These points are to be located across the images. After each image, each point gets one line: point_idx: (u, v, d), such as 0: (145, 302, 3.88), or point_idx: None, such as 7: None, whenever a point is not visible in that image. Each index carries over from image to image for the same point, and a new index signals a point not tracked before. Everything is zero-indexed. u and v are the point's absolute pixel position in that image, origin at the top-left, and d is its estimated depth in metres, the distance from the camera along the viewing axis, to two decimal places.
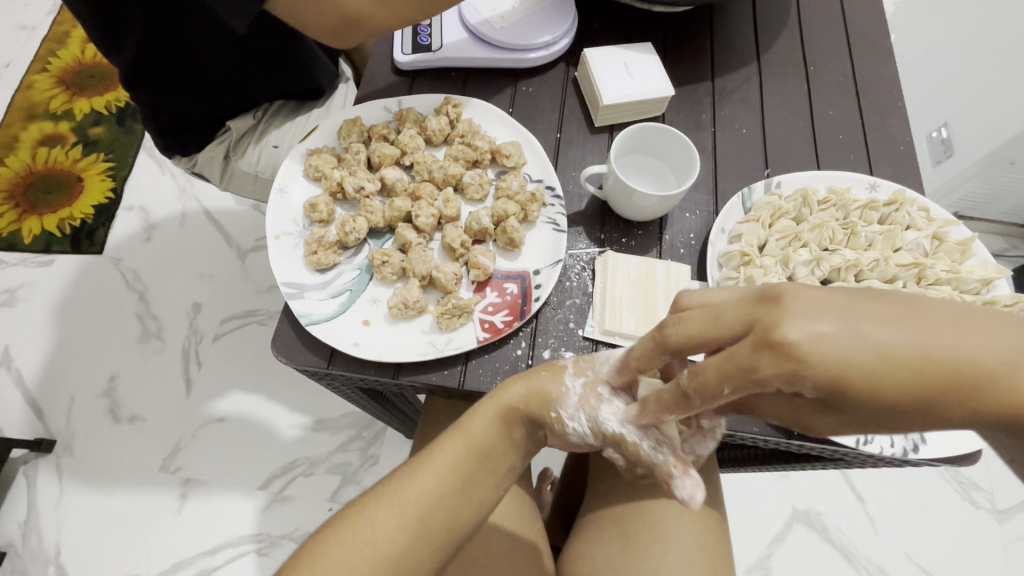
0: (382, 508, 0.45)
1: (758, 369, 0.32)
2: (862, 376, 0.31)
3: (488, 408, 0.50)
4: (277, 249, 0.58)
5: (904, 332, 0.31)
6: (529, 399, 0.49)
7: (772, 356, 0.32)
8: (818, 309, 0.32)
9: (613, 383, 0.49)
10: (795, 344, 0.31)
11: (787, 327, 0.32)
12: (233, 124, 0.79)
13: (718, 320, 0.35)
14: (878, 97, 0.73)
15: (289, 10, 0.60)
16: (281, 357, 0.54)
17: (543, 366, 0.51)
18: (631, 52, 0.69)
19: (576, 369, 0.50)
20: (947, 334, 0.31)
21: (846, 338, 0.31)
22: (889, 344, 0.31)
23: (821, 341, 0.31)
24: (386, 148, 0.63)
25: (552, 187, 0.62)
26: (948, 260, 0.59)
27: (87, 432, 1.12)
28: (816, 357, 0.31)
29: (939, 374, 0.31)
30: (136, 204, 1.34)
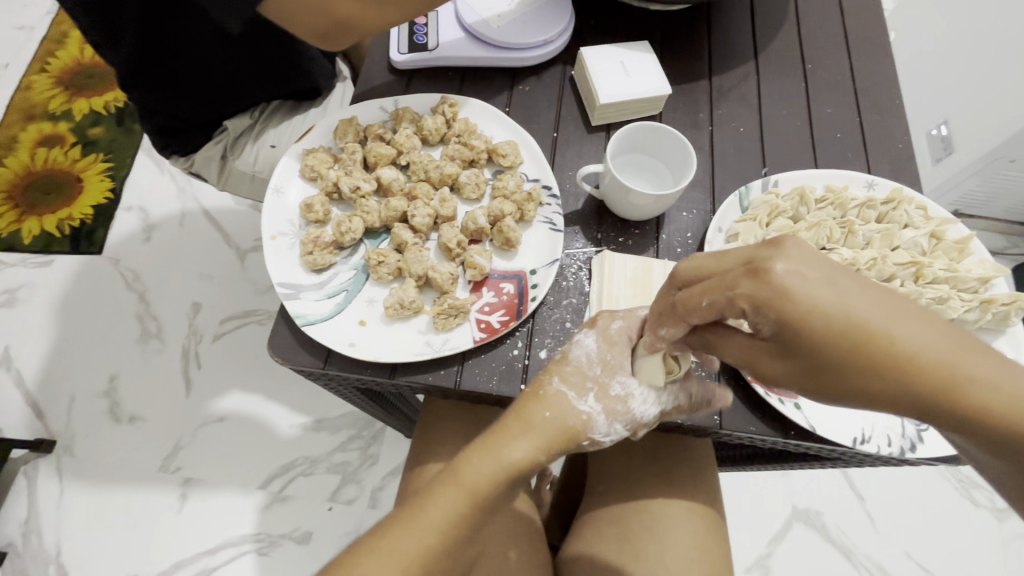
0: (383, 568, 0.43)
1: (738, 290, 0.35)
2: (822, 332, 0.34)
3: (500, 457, 0.47)
4: (273, 249, 0.58)
5: (869, 302, 0.35)
6: (546, 444, 0.48)
7: (752, 283, 0.35)
8: (809, 258, 0.35)
9: (617, 380, 0.50)
10: (778, 278, 0.34)
11: (774, 261, 0.35)
12: (229, 124, 0.79)
13: (722, 255, 0.38)
14: (877, 95, 0.73)
15: (284, 15, 0.60)
16: (277, 358, 0.54)
17: (552, 402, 0.49)
18: (627, 51, 0.69)
19: (575, 391, 0.50)
20: (905, 323, 0.35)
21: (824, 289, 0.34)
22: (855, 314, 0.34)
23: (798, 283, 0.34)
24: (382, 148, 0.63)
25: (549, 187, 0.62)
26: (945, 259, 0.58)
27: (87, 433, 1.12)
28: (792, 293, 0.34)
29: (885, 353, 0.34)
30: (136, 205, 1.34)
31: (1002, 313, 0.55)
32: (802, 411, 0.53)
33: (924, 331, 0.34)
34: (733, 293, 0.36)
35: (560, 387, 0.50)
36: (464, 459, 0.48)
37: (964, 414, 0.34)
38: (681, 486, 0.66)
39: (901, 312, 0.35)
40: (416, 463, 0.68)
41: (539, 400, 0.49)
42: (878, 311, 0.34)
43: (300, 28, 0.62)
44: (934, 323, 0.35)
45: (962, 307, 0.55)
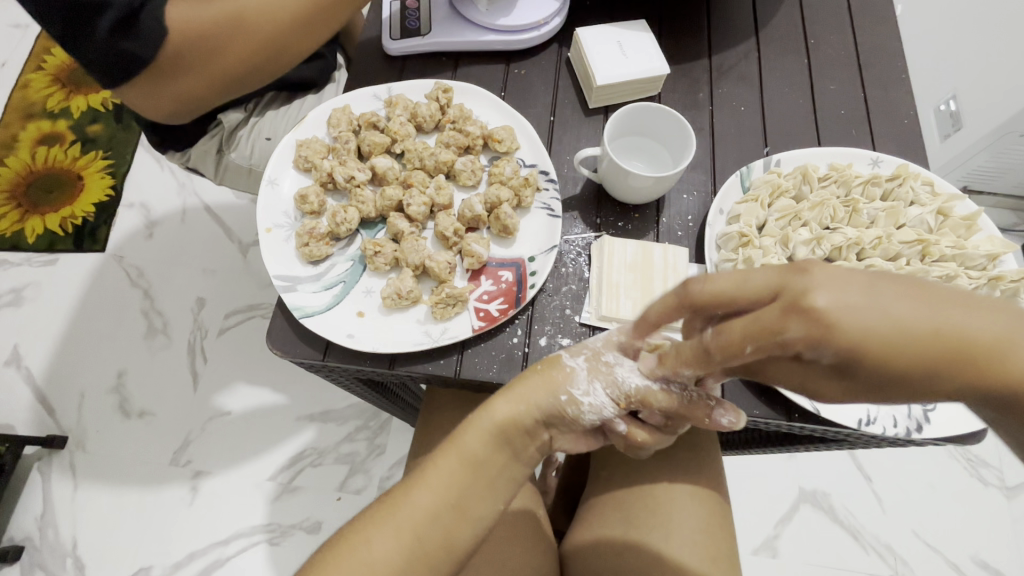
0: (377, 529, 0.44)
1: (789, 332, 0.29)
2: (882, 357, 0.29)
3: (482, 422, 0.48)
4: (268, 242, 0.57)
5: (921, 306, 0.29)
6: (527, 397, 0.48)
7: (800, 321, 0.29)
8: (848, 280, 0.29)
9: (613, 351, 0.50)
10: (826, 312, 0.28)
11: (817, 292, 0.29)
12: (224, 118, 0.79)
13: (743, 286, 0.32)
14: (881, 70, 0.71)
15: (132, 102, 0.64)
16: (276, 351, 0.54)
17: (540, 362, 0.50)
18: (624, 31, 0.68)
19: (569, 351, 0.51)
20: (958, 320, 0.29)
21: (871, 308, 0.29)
22: (908, 326, 0.29)
23: (852, 314, 0.28)
24: (376, 136, 0.62)
25: (546, 172, 0.61)
26: (953, 236, 0.57)
27: (98, 428, 1.13)
28: (844, 324, 0.28)
29: (944, 361, 0.29)
30: (137, 201, 1.34)
31: (1011, 289, 0.54)
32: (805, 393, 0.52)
33: (978, 324, 0.29)
34: (788, 342, 0.29)
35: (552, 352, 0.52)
36: (459, 426, 0.50)
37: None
38: (685, 471, 0.66)
39: (954, 311, 0.29)
40: (419, 453, 0.68)
41: (527, 366, 0.51)
42: (936, 319, 0.29)
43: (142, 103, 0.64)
44: (989, 311, 0.30)
45: (970, 285, 0.54)
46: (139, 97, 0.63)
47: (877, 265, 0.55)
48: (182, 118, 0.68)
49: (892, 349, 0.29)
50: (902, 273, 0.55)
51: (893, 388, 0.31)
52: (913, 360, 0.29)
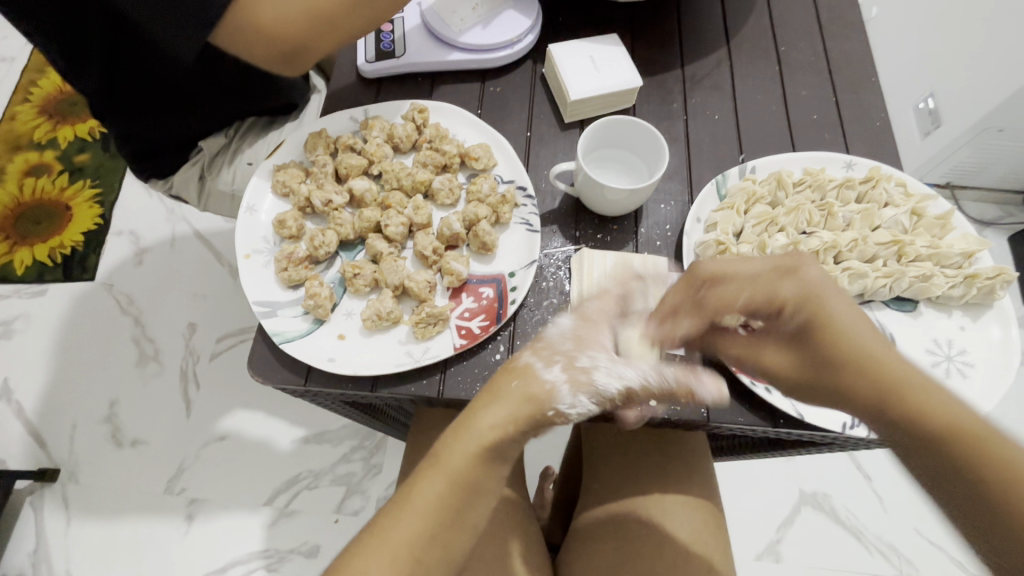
0: (370, 557, 0.43)
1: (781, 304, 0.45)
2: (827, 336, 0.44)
3: (465, 442, 0.45)
4: (248, 268, 0.57)
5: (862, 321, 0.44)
6: (512, 414, 0.46)
7: (793, 282, 0.45)
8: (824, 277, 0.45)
9: (584, 354, 0.48)
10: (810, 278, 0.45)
11: (807, 268, 0.45)
12: (205, 143, 0.80)
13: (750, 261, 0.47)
14: (852, 73, 0.72)
15: (233, 39, 0.57)
16: (258, 378, 0.54)
17: (513, 373, 0.47)
18: (596, 45, 0.68)
19: (542, 361, 0.48)
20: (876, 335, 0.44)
21: (835, 300, 0.44)
22: (846, 321, 0.44)
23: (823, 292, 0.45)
24: (352, 158, 0.62)
25: (523, 188, 0.62)
26: (927, 236, 0.58)
27: (90, 459, 1.12)
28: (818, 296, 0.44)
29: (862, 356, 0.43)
30: (126, 229, 1.34)
31: (987, 287, 0.55)
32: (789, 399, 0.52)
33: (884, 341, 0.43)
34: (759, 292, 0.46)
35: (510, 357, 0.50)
36: (439, 442, 0.47)
37: (941, 443, 0.38)
38: (677, 481, 0.66)
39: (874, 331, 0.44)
40: (409, 472, 0.68)
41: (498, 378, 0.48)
42: (865, 325, 0.44)
43: (251, 49, 0.58)
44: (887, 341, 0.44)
45: (946, 284, 0.55)
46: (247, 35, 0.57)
47: (854, 267, 0.55)
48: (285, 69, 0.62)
49: (828, 342, 0.44)
50: (879, 275, 0.55)
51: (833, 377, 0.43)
52: (845, 355, 0.43)
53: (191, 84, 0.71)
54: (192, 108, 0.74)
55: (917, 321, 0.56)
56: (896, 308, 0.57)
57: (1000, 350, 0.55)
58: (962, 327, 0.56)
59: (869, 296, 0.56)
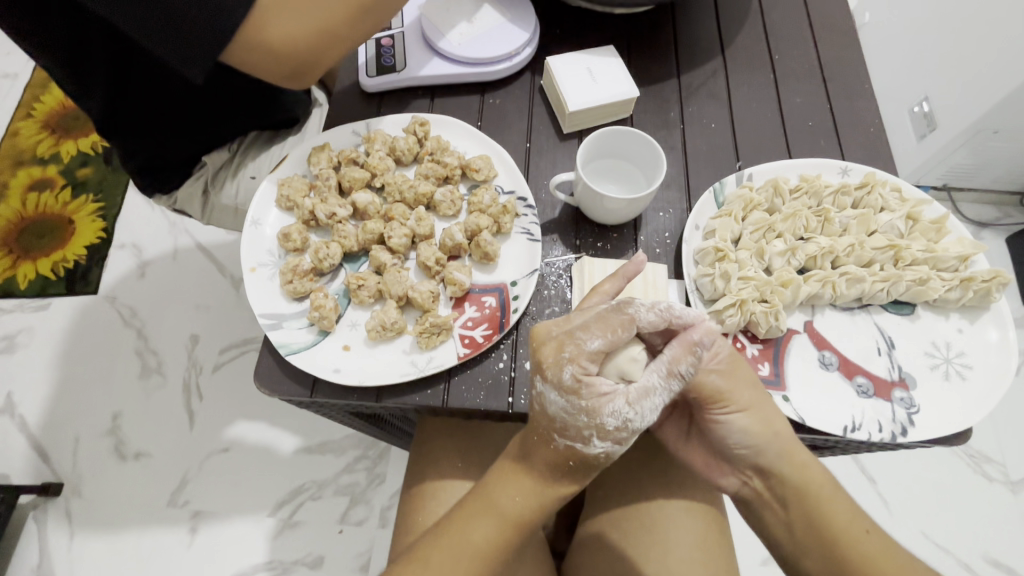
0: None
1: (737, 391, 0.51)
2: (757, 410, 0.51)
3: (524, 485, 0.48)
4: (253, 281, 0.58)
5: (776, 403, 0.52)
6: (568, 465, 0.47)
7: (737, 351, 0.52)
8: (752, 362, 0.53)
9: (609, 415, 0.45)
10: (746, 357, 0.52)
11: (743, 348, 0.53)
12: (208, 159, 0.81)
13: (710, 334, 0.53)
14: (846, 80, 0.73)
15: (245, 58, 0.58)
16: (265, 390, 0.55)
17: (558, 452, 0.46)
18: (593, 57, 0.69)
19: (580, 442, 0.45)
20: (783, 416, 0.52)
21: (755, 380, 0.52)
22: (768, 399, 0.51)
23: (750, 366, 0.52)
24: (355, 171, 0.63)
25: (524, 198, 0.62)
26: (923, 240, 0.59)
27: (93, 472, 1.13)
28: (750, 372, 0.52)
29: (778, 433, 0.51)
30: (128, 241, 1.35)
31: (983, 289, 0.55)
32: (790, 403, 0.53)
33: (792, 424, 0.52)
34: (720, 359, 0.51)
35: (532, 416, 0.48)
36: (495, 483, 0.49)
37: (843, 553, 0.48)
38: (681, 487, 0.66)
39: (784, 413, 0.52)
40: (414, 481, 0.68)
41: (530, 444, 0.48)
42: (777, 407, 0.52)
43: (261, 66, 0.59)
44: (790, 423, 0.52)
45: (942, 287, 0.56)
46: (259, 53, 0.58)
47: (852, 272, 0.56)
48: (292, 83, 0.63)
49: (763, 438, 0.50)
50: (877, 279, 0.56)
51: (767, 469, 0.51)
52: (779, 450, 0.50)
53: (194, 99, 0.73)
54: (196, 124, 0.76)
55: (915, 324, 0.57)
56: (894, 312, 0.57)
57: (998, 352, 0.55)
58: (959, 329, 0.56)
59: (867, 300, 0.57)
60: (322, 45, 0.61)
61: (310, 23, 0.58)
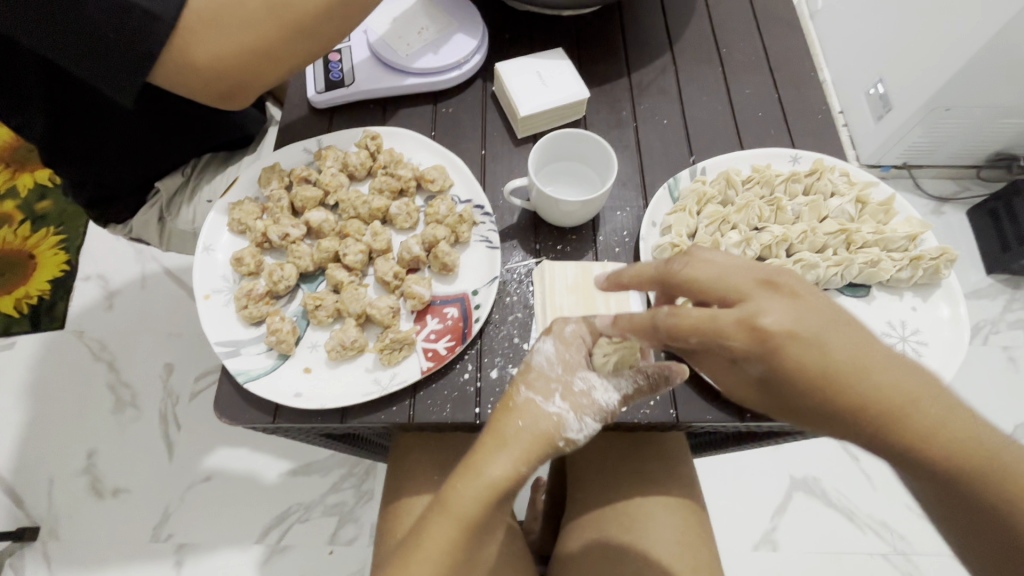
0: None
1: (731, 341, 0.39)
2: (812, 373, 0.38)
3: (475, 491, 0.45)
4: (207, 309, 0.57)
5: (843, 342, 0.39)
6: (523, 455, 0.46)
7: (768, 308, 0.39)
8: (804, 310, 0.39)
9: (579, 377, 0.50)
10: (772, 329, 0.38)
11: (765, 313, 0.39)
12: (162, 186, 0.79)
13: (725, 282, 0.41)
14: (792, 69, 0.74)
15: (171, 79, 0.55)
16: (225, 419, 0.54)
17: (518, 413, 0.48)
18: (543, 60, 0.69)
19: (541, 395, 0.49)
20: (864, 363, 0.38)
21: (801, 319, 0.39)
22: (834, 358, 0.38)
23: (778, 324, 0.38)
24: (307, 190, 0.62)
25: (481, 206, 0.62)
26: (873, 222, 0.60)
27: (71, 512, 1.09)
28: (788, 344, 0.38)
29: (848, 381, 0.38)
30: (94, 273, 1.31)
31: (931, 267, 0.57)
32: None
33: (876, 361, 0.39)
34: (731, 343, 0.39)
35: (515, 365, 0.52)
36: (443, 488, 0.46)
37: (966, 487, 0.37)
38: (660, 483, 0.67)
39: (857, 347, 0.39)
40: (392, 498, 0.68)
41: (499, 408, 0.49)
42: (843, 343, 0.39)
43: (189, 86, 0.56)
44: (880, 357, 0.39)
45: (894, 267, 0.57)
46: (186, 74, 0.55)
47: (806, 259, 0.57)
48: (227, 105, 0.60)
49: (804, 400, 0.39)
50: (830, 264, 0.57)
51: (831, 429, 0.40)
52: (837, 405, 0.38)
53: (138, 122, 0.70)
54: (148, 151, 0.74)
55: (871, 305, 0.58)
56: (850, 294, 0.58)
57: (952, 327, 0.56)
58: (914, 307, 0.58)
59: (824, 285, 0.58)
60: (252, 67, 0.57)
61: (234, 48, 0.54)
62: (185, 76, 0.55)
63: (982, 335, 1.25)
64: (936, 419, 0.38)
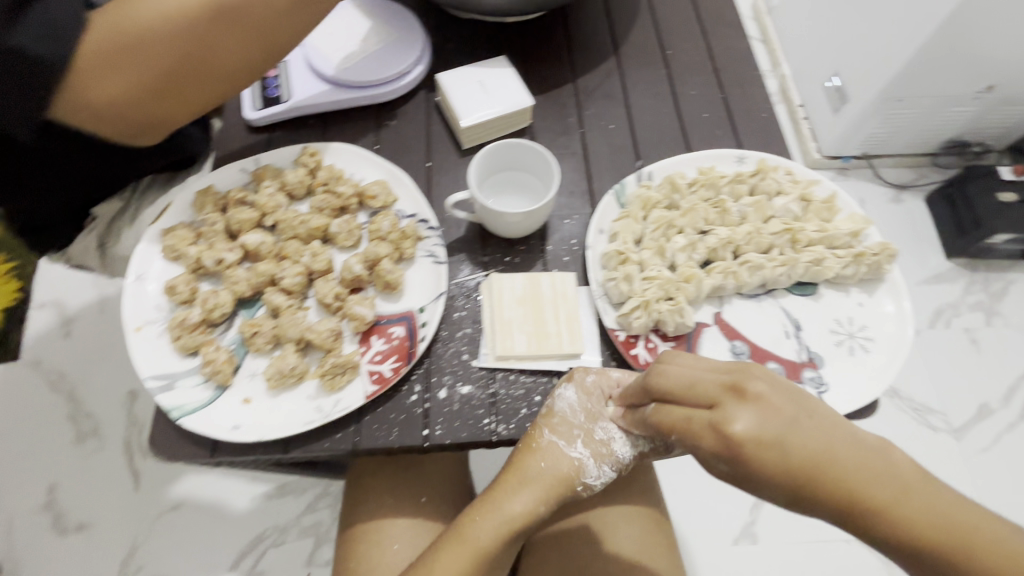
0: None
1: (701, 444, 0.39)
2: (784, 473, 0.36)
3: (496, 523, 0.48)
4: (138, 341, 0.54)
5: (815, 438, 0.37)
6: (545, 495, 0.49)
7: (736, 406, 0.38)
8: (770, 413, 0.37)
9: (601, 426, 0.51)
10: (739, 435, 0.37)
11: (733, 420, 0.37)
12: (98, 212, 0.76)
13: (691, 389, 0.40)
14: (737, 69, 0.74)
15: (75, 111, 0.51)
16: (162, 457, 0.51)
17: (542, 454, 0.50)
18: (485, 69, 0.68)
19: (565, 440, 0.50)
20: (844, 456, 0.36)
21: (762, 422, 0.37)
22: (800, 454, 0.36)
23: (740, 424, 0.37)
24: (243, 212, 0.59)
25: (425, 220, 0.61)
26: (817, 220, 0.60)
27: (33, 551, 1.05)
28: (751, 449, 0.37)
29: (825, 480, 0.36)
30: (49, 299, 1.25)
31: (873, 263, 0.57)
32: None
33: (857, 457, 0.36)
34: (699, 446, 0.39)
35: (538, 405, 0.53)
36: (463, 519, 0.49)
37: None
38: (626, 491, 0.66)
39: (838, 441, 0.36)
40: (355, 522, 0.66)
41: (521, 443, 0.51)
42: (813, 439, 0.36)
43: (95, 118, 0.52)
44: (863, 451, 0.36)
45: (838, 265, 0.57)
46: (93, 104, 0.51)
47: (751, 260, 0.57)
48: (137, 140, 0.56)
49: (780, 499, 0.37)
50: (775, 264, 0.57)
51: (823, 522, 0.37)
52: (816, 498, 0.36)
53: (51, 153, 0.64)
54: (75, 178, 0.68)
55: (818, 303, 0.58)
56: (798, 293, 0.58)
57: (896, 322, 0.57)
58: (860, 303, 0.58)
59: (771, 286, 0.58)
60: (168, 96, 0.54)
61: (146, 79, 0.51)
62: (87, 111, 0.51)
63: (946, 319, 1.28)
64: (924, 503, 0.34)
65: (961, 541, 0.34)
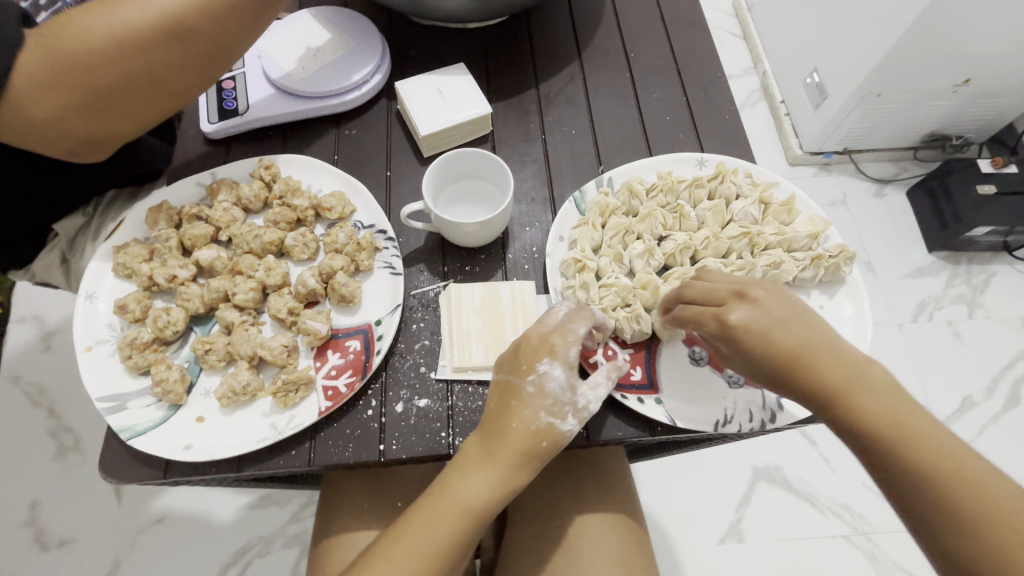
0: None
1: (705, 328, 0.49)
2: (770, 356, 0.46)
3: (485, 489, 0.47)
4: (90, 362, 0.53)
5: (798, 334, 0.47)
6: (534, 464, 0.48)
7: (740, 304, 0.48)
8: (766, 311, 0.47)
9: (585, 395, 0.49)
10: (736, 323, 0.47)
11: (733, 311, 0.48)
12: (60, 229, 0.73)
13: (710, 289, 0.50)
14: (700, 72, 0.74)
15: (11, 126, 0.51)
16: (114, 479, 0.51)
17: (541, 433, 0.48)
18: (444, 77, 0.68)
19: (559, 418, 0.48)
20: (820, 354, 0.46)
21: (758, 315, 0.47)
22: (786, 346, 0.46)
23: (742, 310, 0.48)
24: (196, 227, 0.59)
25: (383, 230, 0.60)
26: (775, 223, 0.60)
27: (15, 567, 1.04)
28: (746, 333, 0.47)
29: (804, 364, 0.45)
30: (29, 314, 1.24)
31: (831, 265, 0.57)
32: (663, 406, 0.52)
33: (832, 358, 0.45)
34: (701, 327, 0.49)
35: (516, 378, 0.49)
36: (449, 475, 0.48)
37: (909, 469, 0.41)
38: (597, 497, 0.66)
39: (817, 343, 0.46)
40: (325, 534, 0.65)
41: (504, 411, 0.48)
42: (794, 335, 0.46)
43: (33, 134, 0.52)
44: (841, 356, 0.45)
45: (796, 268, 0.57)
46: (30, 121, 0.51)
47: (708, 265, 0.57)
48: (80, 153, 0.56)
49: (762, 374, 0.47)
50: (732, 269, 0.57)
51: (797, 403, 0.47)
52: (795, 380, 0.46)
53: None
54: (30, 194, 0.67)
55: None
56: None
57: (857, 324, 0.56)
58: (820, 305, 0.58)
59: None
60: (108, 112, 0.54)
61: (85, 94, 0.51)
62: (25, 129, 0.51)
63: (928, 313, 1.26)
64: (894, 405, 0.43)
65: (907, 436, 0.42)
